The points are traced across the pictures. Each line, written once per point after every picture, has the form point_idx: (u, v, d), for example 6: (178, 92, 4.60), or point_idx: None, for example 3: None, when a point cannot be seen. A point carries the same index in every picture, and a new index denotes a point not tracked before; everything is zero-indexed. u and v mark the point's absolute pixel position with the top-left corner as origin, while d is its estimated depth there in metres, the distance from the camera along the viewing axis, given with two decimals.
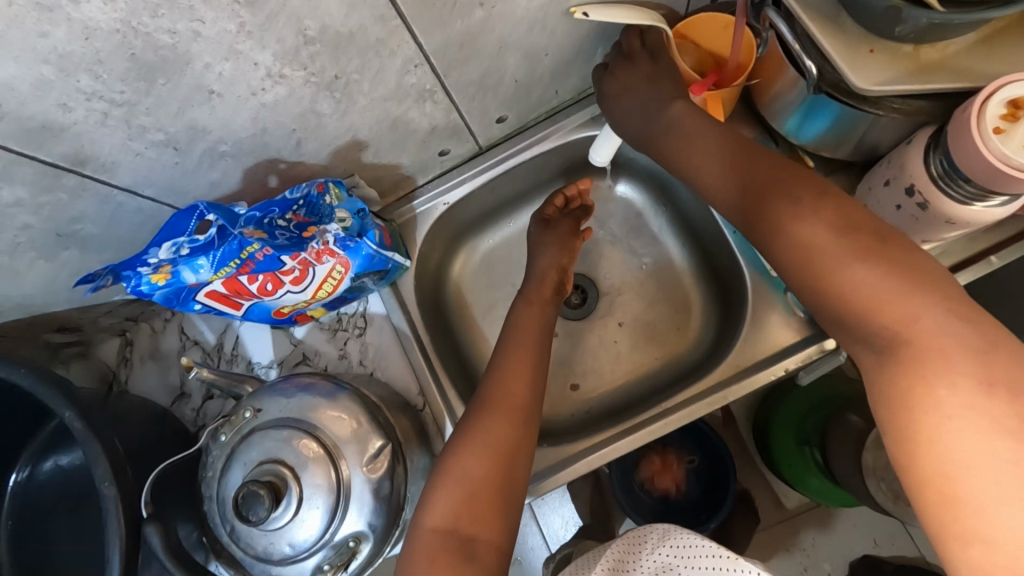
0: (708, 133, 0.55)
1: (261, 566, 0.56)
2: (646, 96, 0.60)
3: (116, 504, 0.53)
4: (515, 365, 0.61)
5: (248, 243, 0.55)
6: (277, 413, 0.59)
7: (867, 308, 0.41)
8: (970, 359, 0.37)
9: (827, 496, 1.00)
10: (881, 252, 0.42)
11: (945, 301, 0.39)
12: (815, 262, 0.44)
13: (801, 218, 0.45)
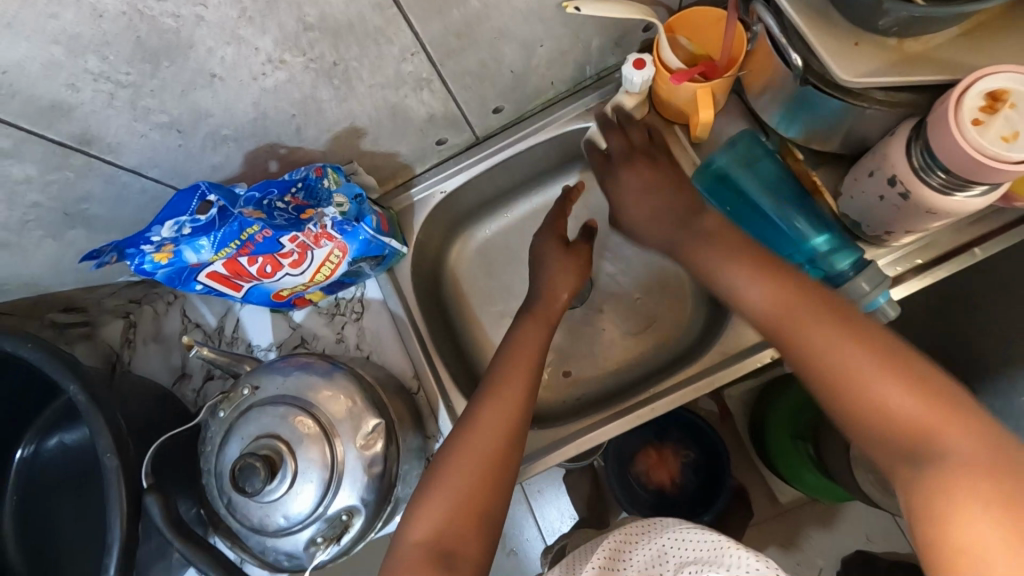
0: (719, 240, 0.58)
1: (256, 538, 0.57)
2: (661, 197, 0.65)
3: (118, 476, 0.55)
4: (512, 376, 0.62)
5: (248, 224, 0.57)
6: (274, 390, 0.61)
7: (883, 411, 0.43)
8: (966, 446, 0.39)
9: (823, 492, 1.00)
10: (893, 351, 0.44)
11: (951, 392, 0.42)
12: (814, 384, 0.47)
13: (822, 330, 0.47)
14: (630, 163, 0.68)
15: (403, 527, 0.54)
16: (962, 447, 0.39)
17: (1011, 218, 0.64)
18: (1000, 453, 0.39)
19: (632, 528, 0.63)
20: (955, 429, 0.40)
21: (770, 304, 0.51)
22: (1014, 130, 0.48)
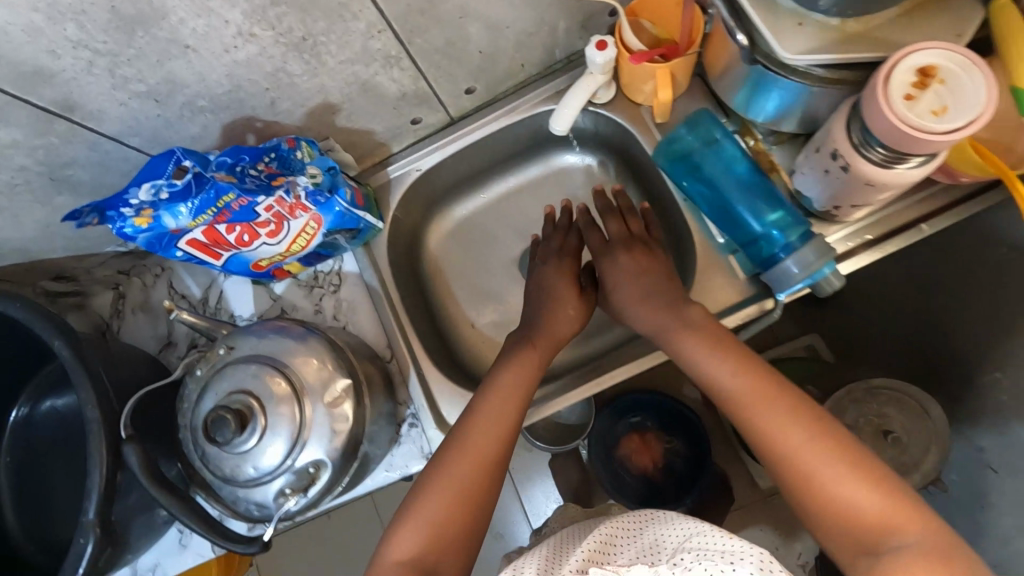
0: (705, 327, 0.65)
1: (228, 488, 0.61)
2: (654, 284, 0.71)
3: (98, 426, 0.58)
4: (499, 406, 0.65)
5: (224, 191, 0.60)
6: (248, 350, 0.64)
7: (849, 509, 0.50)
8: (932, 546, 0.46)
9: None
10: (857, 455, 0.52)
11: (905, 493, 0.50)
12: (798, 452, 0.54)
13: (795, 436, 0.54)
14: (634, 248, 0.73)
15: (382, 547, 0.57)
16: (916, 543, 0.46)
17: (961, 196, 0.66)
18: (948, 548, 0.45)
19: (625, 520, 0.65)
20: (911, 527, 0.47)
21: (754, 408, 0.57)
22: (944, 104, 0.51)
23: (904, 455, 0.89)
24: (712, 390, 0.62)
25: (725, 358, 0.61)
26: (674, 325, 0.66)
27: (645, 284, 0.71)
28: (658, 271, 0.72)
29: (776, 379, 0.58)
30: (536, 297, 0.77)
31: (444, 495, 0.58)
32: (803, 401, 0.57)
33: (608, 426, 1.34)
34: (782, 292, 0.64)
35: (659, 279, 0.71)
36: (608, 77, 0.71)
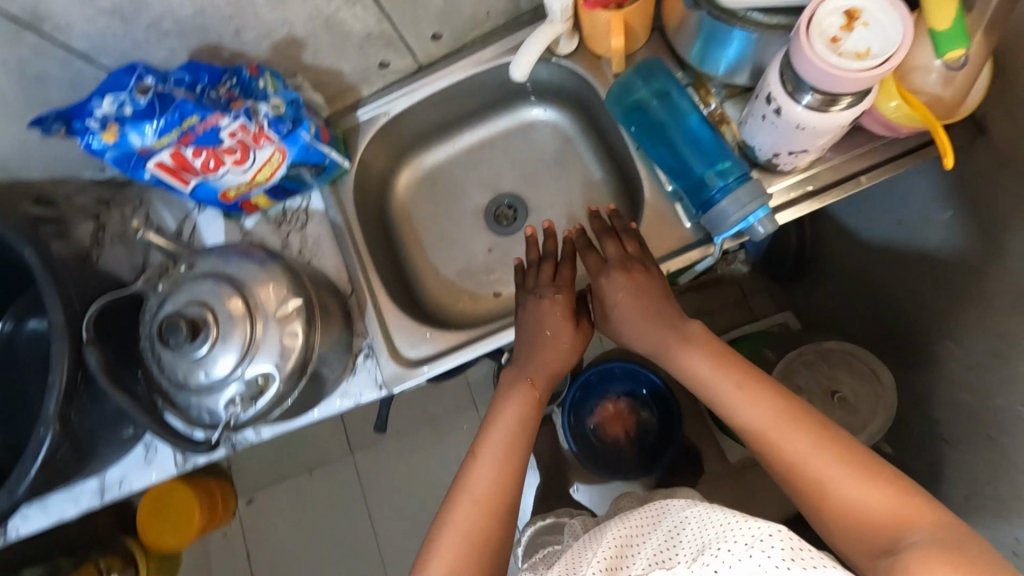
0: (702, 342, 0.65)
1: (181, 394, 0.65)
2: (653, 304, 0.68)
3: (61, 329, 0.63)
4: (494, 450, 0.66)
5: (189, 115, 0.63)
6: (208, 268, 0.67)
7: (863, 514, 0.50)
8: (941, 537, 0.45)
9: None
10: (861, 458, 0.53)
11: (913, 488, 0.50)
12: (803, 466, 0.54)
13: (797, 447, 0.55)
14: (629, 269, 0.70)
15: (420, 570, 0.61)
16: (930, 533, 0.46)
17: (907, 146, 0.68)
18: (962, 536, 0.46)
19: (637, 516, 0.65)
20: (924, 519, 0.48)
21: (756, 426, 0.58)
22: (868, 47, 0.52)
23: (852, 416, 0.91)
24: (722, 411, 0.62)
25: (724, 373, 0.62)
26: (672, 340, 0.66)
27: (643, 304, 0.68)
28: (654, 295, 0.69)
29: (779, 392, 0.59)
30: (527, 331, 0.74)
31: (473, 501, 0.63)
32: (803, 411, 0.58)
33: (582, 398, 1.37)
34: (720, 235, 0.66)
35: (655, 300, 0.68)
36: (567, 26, 0.73)
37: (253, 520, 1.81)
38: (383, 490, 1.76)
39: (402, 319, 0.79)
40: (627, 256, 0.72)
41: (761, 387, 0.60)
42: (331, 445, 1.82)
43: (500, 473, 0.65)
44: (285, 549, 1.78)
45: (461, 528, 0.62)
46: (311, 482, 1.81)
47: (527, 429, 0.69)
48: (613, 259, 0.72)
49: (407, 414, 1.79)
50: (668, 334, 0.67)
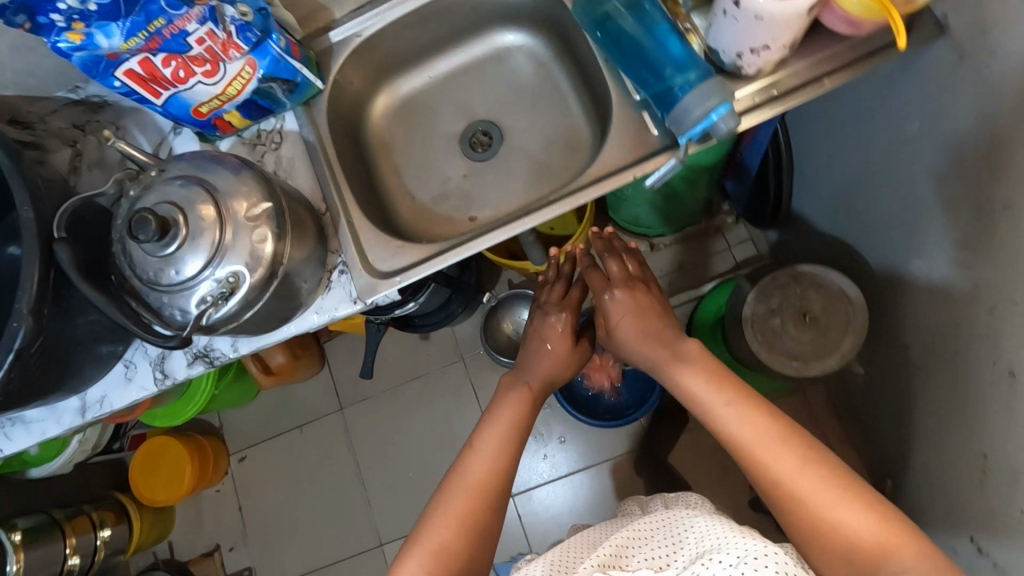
0: (703, 371, 0.79)
1: (153, 294, 0.66)
2: (646, 317, 0.91)
3: (30, 224, 0.64)
4: (494, 447, 0.87)
5: (156, 17, 0.63)
6: (178, 172, 0.68)
7: (845, 538, 0.60)
8: (918, 560, 0.55)
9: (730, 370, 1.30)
10: (852, 487, 0.62)
11: (896, 519, 0.60)
12: (795, 494, 0.64)
13: (796, 477, 0.64)
14: (628, 292, 0.93)
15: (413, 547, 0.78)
16: (913, 564, 0.55)
17: (871, 48, 0.69)
18: (937, 563, 0.55)
19: (644, 526, 0.73)
20: (903, 548, 0.57)
21: (759, 457, 0.67)
22: None
23: (823, 337, 0.93)
24: (728, 441, 0.71)
25: (733, 407, 0.72)
26: (670, 360, 0.83)
27: (639, 320, 0.91)
28: (653, 313, 0.91)
29: (781, 428, 0.68)
30: (537, 347, 1.02)
31: (469, 490, 0.82)
32: (801, 443, 0.67)
33: None
34: (684, 134, 0.67)
35: (648, 318, 0.91)
36: None
37: (247, 477, 1.84)
38: (373, 446, 1.79)
39: (374, 233, 0.80)
40: (624, 277, 0.96)
41: (767, 421, 0.70)
42: (322, 403, 1.84)
43: (492, 463, 0.85)
44: (278, 505, 1.81)
45: (454, 509, 0.80)
46: (302, 439, 1.83)
47: (522, 424, 0.91)
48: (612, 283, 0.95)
49: (396, 370, 1.80)
50: (666, 354, 0.85)
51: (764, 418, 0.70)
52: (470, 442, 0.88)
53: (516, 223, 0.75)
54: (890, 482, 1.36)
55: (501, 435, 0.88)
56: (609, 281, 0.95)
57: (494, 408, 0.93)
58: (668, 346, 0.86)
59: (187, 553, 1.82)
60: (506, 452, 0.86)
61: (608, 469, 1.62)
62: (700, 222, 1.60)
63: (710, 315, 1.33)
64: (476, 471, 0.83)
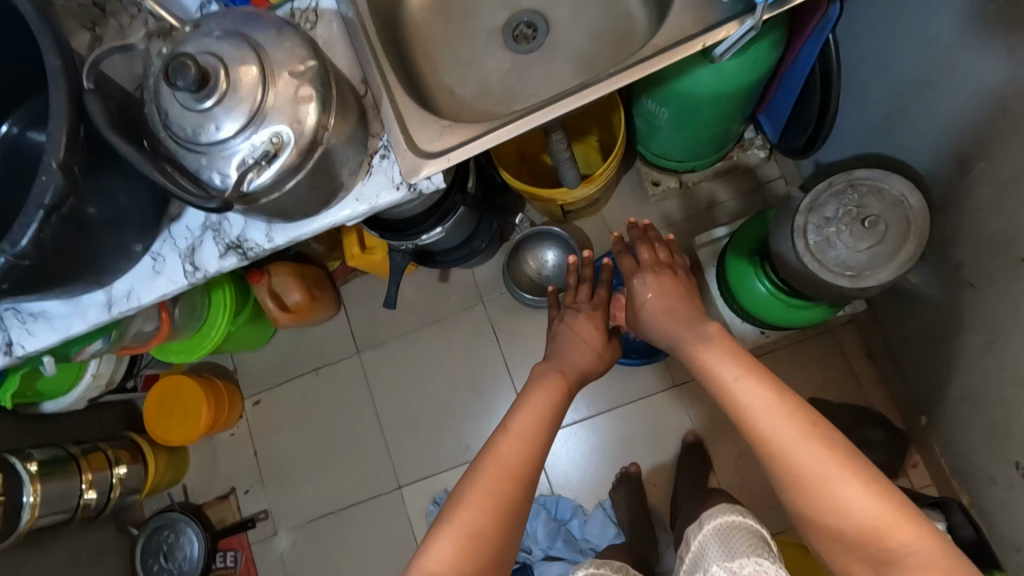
0: (735, 359, 0.90)
1: (191, 154, 0.62)
2: (673, 297, 1.09)
3: (58, 72, 0.62)
4: (525, 434, 0.89)
5: None
6: (216, 25, 0.64)
7: (853, 520, 0.75)
8: (913, 538, 0.74)
9: (762, 304, 1.28)
10: (863, 475, 0.77)
11: (895, 500, 0.76)
12: (819, 481, 0.78)
13: (819, 468, 0.78)
14: (657, 275, 1.12)
15: (446, 522, 0.80)
16: (908, 542, 0.74)
17: None
18: (923, 537, 0.74)
19: None
20: (899, 529, 0.74)
21: (786, 445, 0.80)
22: None
23: (881, 243, 0.90)
24: (755, 424, 0.83)
25: (764, 399, 0.84)
26: (697, 337, 0.97)
27: (669, 301, 1.08)
28: (678, 294, 1.09)
29: (806, 422, 0.81)
30: (569, 335, 1.12)
31: (504, 465, 0.85)
32: (823, 432, 0.80)
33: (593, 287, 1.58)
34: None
35: (676, 298, 1.08)
36: None
37: (261, 419, 1.82)
38: (390, 390, 1.76)
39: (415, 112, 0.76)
40: (655, 262, 1.15)
41: (793, 413, 0.82)
42: (337, 345, 1.81)
43: (524, 449, 0.87)
44: (294, 448, 1.79)
45: (487, 491, 0.82)
46: (318, 383, 1.81)
47: (556, 404, 0.96)
48: (643, 267, 1.14)
49: (413, 313, 1.77)
50: (694, 334, 0.99)
51: (791, 410, 0.82)
52: (501, 426, 0.90)
53: (562, 102, 0.73)
54: (923, 419, 1.34)
55: (536, 417, 0.92)
56: (641, 264, 1.14)
57: (524, 396, 0.96)
58: (690, 326, 1.01)
59: (202, 496, 1.80)
60: (538, 434, 0.90)
61: (630, 412, 1.60)
62: (732, 155, 1.53)
63: (746, 245, 1.29)
64: (508, 451, 0.86)
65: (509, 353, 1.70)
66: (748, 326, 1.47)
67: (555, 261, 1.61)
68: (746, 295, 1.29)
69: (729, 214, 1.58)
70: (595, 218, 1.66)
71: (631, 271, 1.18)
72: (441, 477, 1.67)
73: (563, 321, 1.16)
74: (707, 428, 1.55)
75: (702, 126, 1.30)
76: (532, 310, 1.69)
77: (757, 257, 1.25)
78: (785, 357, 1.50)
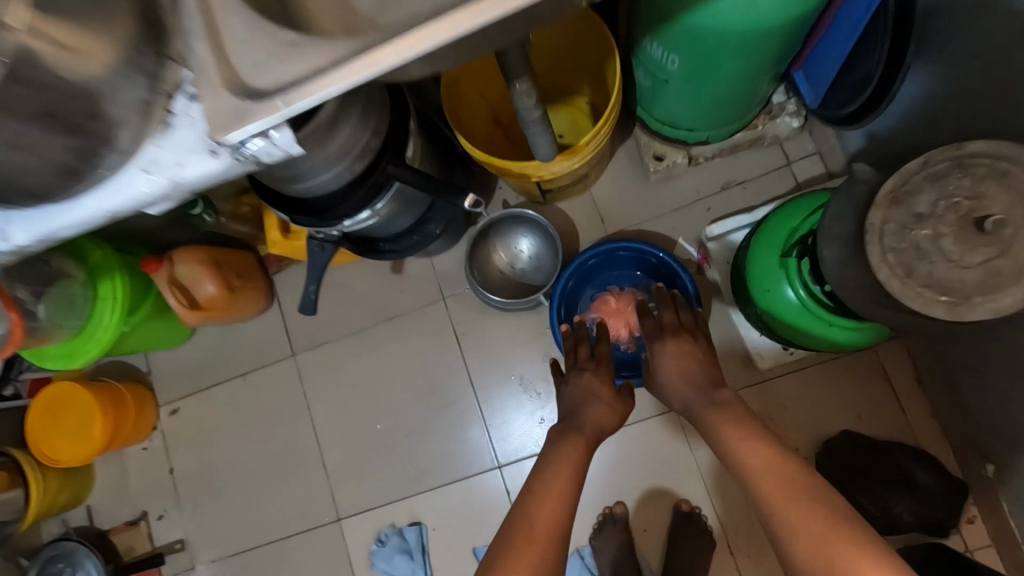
0: (737, 416, 0.88)
1: None
2: (691, 365, 1.00)
3: None
4: (550, 503, 0.86)
5: None
6: None
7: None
8: None
9: (791, 323, 0.97)
10: (856, 537, 0.68)
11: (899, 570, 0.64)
12: (808, 540, 0.69)
13: (806, 523, 0.71)
14: (673, 337, 1.04)
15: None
16: None
17: None
18: None
19: None
20: None
21: (777, 500, 0.74)
22: None
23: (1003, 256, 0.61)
24: (746, 478, 0.80)
25: (757, 447, 0.81)
26: (696, 402, 0.94)
27: (682, 366, 1.00)
28: (700, 362, 1.01)
29: (795, 475, 0.76)
30: (584, 397, 1.06)
31: (539, 538, 0.82)
32: (814, 486, 0.74)
33: (579, 286, 1.29)
34: None
35: (694, 360, 1.00)
36: None
37: (179, 430, 1.52)
38: (329, 400, 1.45)
39: (250, 52, 0.60)
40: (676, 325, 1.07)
41: (785, 469, 0.77)
42: (267, 345, 1.50)
43: (555, 511, 0.85)
44: (215, 467, 1.50)
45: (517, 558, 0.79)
46: (245, 390, 1.50)
47: (583, 469, 0.93)
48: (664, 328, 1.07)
49: (359, 310, 1.46)
50: (699, 399, 0.95)
51: (781, 466, 0.78)
52: (529, 492, 0.89)
53: (486, 4, 0.52)
54: (989, 469, 1.04)
55: (565, 484, 0.89)
56: (662, 328, 1.07)
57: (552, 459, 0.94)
58: (704, 393, 0.95)
59: (110, 520, 1.52)
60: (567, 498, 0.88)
61: (619, 439, 1.31)
62: (756, 124, 1.20)
63: (779, 241, 0.99)
64: (543, 523, 0.83)
65: (474, 363, 1.39)
66: (767, 341, 1.18)
67: (531, 251, 1.31)
68: (767, 306, 0.99)
69: (749, 199, 1.26)
70: (581, 199, 1.34)
71: (650, 331, 1.10)
72: (388, 510, 1.38)
73: (578, 383, 1.09)
74: (713, 462, 1.27)
75: (722, 83, 0.99)
76: (503, 312, 1.38)
77: (794, 256, 0.95)
78: (812, 380, 1.19)
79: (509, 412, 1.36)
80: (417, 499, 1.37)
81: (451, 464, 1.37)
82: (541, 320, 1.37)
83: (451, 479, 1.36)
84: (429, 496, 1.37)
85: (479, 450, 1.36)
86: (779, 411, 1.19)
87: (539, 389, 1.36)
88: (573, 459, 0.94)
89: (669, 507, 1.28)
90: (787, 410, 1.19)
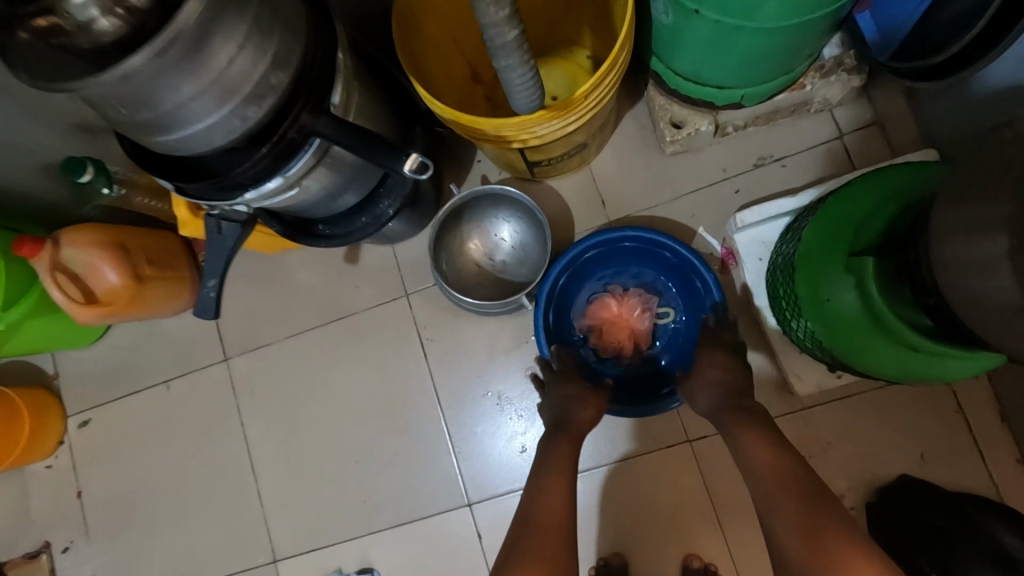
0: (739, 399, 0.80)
1: None
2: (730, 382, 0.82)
3: None
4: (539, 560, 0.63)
5: None
6: None
7: (813, 545, 0.57)
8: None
9: (859, 346, 0.73)
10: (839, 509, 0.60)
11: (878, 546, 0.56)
12: (784, 506, 0.62)
13: (783, 487, 0.64)
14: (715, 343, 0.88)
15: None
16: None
17: None
18: None
19: None
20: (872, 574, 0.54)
21: (761, 470, 0.68)
22: None
23: None
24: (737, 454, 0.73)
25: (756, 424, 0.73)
26: (728, 405, 0.79)
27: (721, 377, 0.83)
28: (737, 372, 0.84)
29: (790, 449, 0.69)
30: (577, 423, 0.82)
31: (557, 527, 0.69)
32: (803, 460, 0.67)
33: (571, 286, 1.03)
34: None
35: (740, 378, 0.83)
36: None
37: (91, 444, 1.27)
38: (267, 416, 1.19)
39: None
40: (721, 339, 0.89)
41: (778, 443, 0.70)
42: (197, 347, 1.24)
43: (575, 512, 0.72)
44: (131, 492, 1.24)
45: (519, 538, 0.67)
46: (168, 401, 1.24)
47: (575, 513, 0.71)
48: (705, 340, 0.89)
49: (305, 307, 1.20)
50: (729, 404, 0.79)
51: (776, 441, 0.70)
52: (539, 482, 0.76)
53: None
54: None
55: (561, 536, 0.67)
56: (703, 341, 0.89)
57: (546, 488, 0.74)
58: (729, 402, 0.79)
59: (7, 552, 1.26)
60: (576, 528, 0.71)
61: (619, 473, 1.06)
62: (803, 82, 0.94)
63: (846, 238, 0.73)
64: None
65: (443, 375, 1.14)
66: (811, 361, 0.93)
67: (513, 240, 1.06)
68: (828, 322, 0.75)
69: (788, 180, 1.01)
70: (578, 177, 1.08)
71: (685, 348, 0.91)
72: (335, 551, 1.14)
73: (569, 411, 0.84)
74: (734, 509, 1.01)
75: (776, 19, 0.72)
76: (478, 314, 1.13)
77: (866, 257, 0.69)
78: (864, 409, 0.95)
79: (483, 437, 1.11)
80: (371, 539, 1.13)
81: (411, 499, 1.12)
82: (526, 326, 1.12)
83: (411, 517, 1.12)
84: (384, 537, 1.12)
85: (447, 481, 1.11)
86: (822, 449, 0.96)
87: (521, 410, 1.10)
88: (561, 519, 0.70)
89: (675, 563, 1.02)
90: (831, 447, 0.95)
